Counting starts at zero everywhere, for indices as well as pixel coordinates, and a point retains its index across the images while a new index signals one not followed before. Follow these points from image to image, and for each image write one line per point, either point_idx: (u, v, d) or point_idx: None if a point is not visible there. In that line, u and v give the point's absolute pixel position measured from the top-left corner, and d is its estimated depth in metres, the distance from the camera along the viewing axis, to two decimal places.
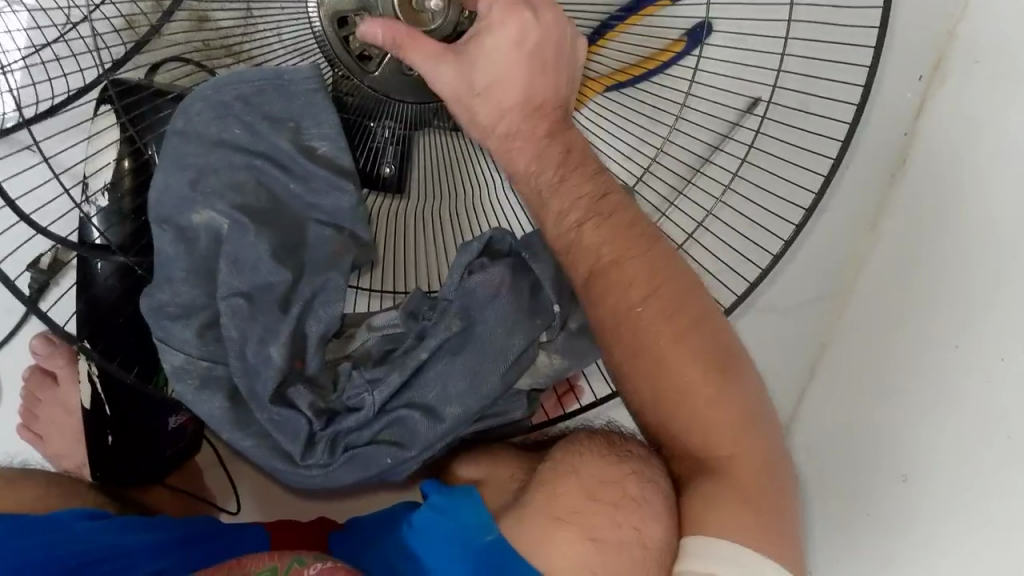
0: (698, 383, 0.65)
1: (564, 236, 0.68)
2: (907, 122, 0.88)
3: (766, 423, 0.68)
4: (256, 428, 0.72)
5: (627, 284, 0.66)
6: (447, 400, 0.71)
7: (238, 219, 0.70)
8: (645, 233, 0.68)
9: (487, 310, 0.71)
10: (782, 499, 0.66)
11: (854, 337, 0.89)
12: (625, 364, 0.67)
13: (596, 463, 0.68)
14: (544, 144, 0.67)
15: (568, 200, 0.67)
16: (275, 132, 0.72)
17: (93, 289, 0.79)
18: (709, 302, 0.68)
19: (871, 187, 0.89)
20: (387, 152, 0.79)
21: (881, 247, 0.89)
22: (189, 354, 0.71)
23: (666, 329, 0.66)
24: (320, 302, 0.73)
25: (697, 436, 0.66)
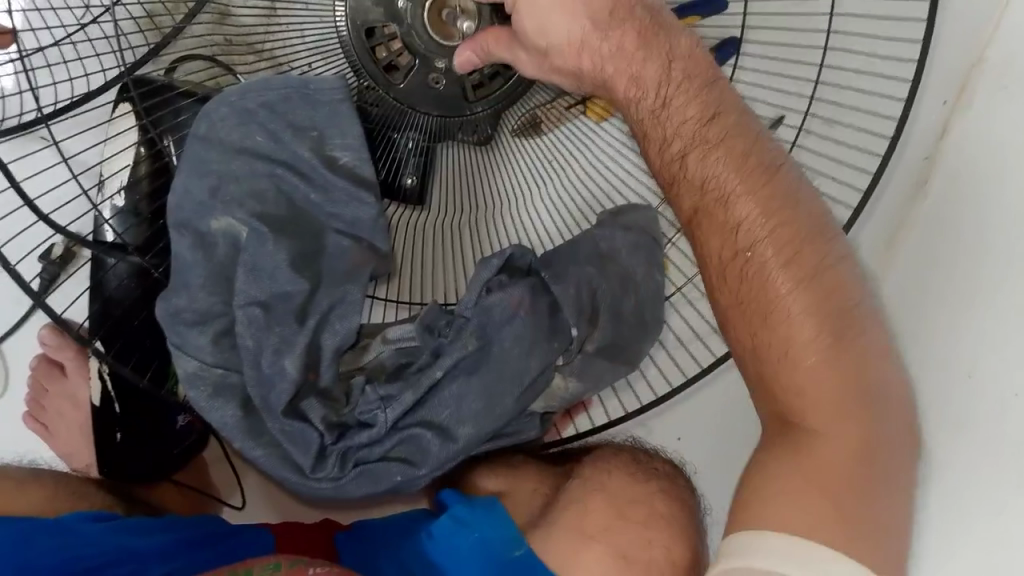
0: (807, 340, 0.59)
1: (670, 167, 0.62)
2: (928, 147, 0.81)
3: (880, 391, 0.60)
4: (268, 439, 0.72)
5: (739, 225, 0.60)
6: (460, 420, 0.70)
7: (256, 228, 0.69)
8: (765, 165, 0.61)
9: (503, 331, 0.70)
10: (883, 492, 0.59)
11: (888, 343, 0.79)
12: (728, 310, 0.62)
13: (623, 480, 0.71)
14: (637, 63, 0.59)
15: (675, 124, 0.60)
16: (297, 141, 0.71)
17: (106, 291, 0.78)
18: (838, 247, 0.62)
19: (887, 212, 0.83)
20: (410, 164, 0.78)
21: (899, 263, 0.81)
22: (204, 360, 0.71)
23: (779, 278, 0.60)
24: (336, 315, 0.72)
25: (790, 399, 0.60)
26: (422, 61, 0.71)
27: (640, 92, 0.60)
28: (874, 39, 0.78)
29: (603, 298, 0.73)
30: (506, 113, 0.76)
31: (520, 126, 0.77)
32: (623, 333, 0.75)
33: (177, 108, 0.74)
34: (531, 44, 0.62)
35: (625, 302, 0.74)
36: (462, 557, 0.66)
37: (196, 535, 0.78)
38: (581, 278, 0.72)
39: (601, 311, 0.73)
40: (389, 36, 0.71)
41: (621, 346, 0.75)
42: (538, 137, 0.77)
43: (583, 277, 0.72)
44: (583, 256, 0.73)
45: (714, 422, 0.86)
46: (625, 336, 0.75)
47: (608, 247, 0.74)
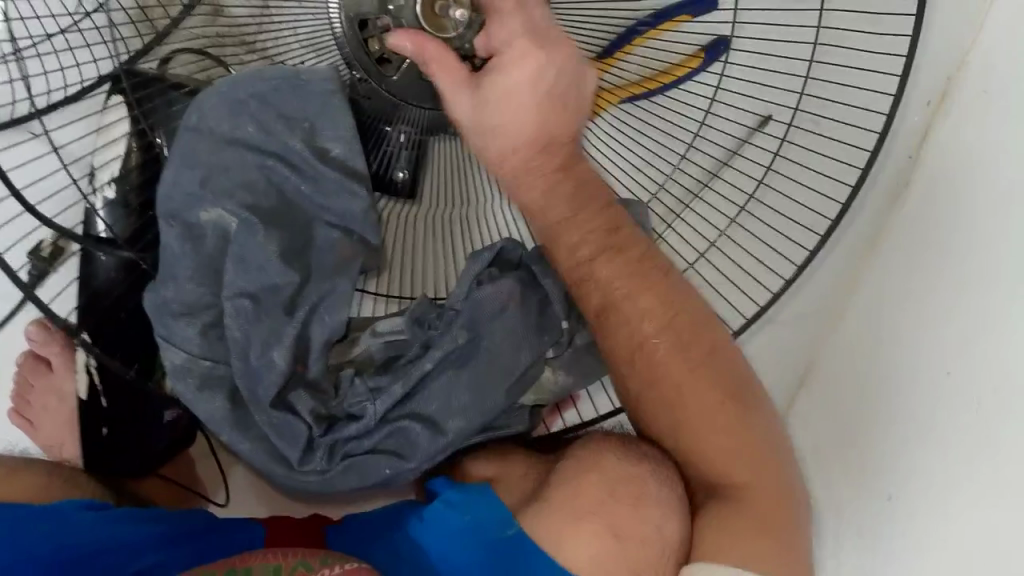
0: (713, 412, 0.69)
1: (579, 270, 0.70)
2: (912, 145, 0.86)
3: (776, 447, 0.70)
4: (255, 431, 0.71)
5: (642, 318, 0.69)
6: (449, 413, 0.70)
7: (246, 218, 0.69)
8: (655, 268, 0.70)
9: (493, 325, 0.70)
10: (797, 535, 0.68)
11: (843, 356, 0.88)
12: (640, 396, 0.71)
13: (619, 462, 0.68)
14: (553, 179, 0.67)
15: (580, 234, 0.69)
16: (289, 131, 0.71)
17: (95, 282, 0.78)
18: (722, 330, 0.72)
19: (865, 228, 0.88)
20: (401, 157, 0.77)
21: (875, 273, 0.87)
22: (191, 352, 0.71)
23: (679, 363, 0.69)
24: (325, 307, 0.72)
25: (705, 463, 0.69)
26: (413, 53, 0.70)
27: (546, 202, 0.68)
28: (855, 40, 0.82)
29: None
30: None
31: None
32: None
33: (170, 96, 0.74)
34: (471, 116, 0.65)
35: None
36: (454, 540, 0.67)
37: (189, 526, 0.78)
38: None
39: None
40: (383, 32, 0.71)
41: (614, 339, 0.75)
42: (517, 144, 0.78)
43: None
44: None
45: None
46: None
47: None
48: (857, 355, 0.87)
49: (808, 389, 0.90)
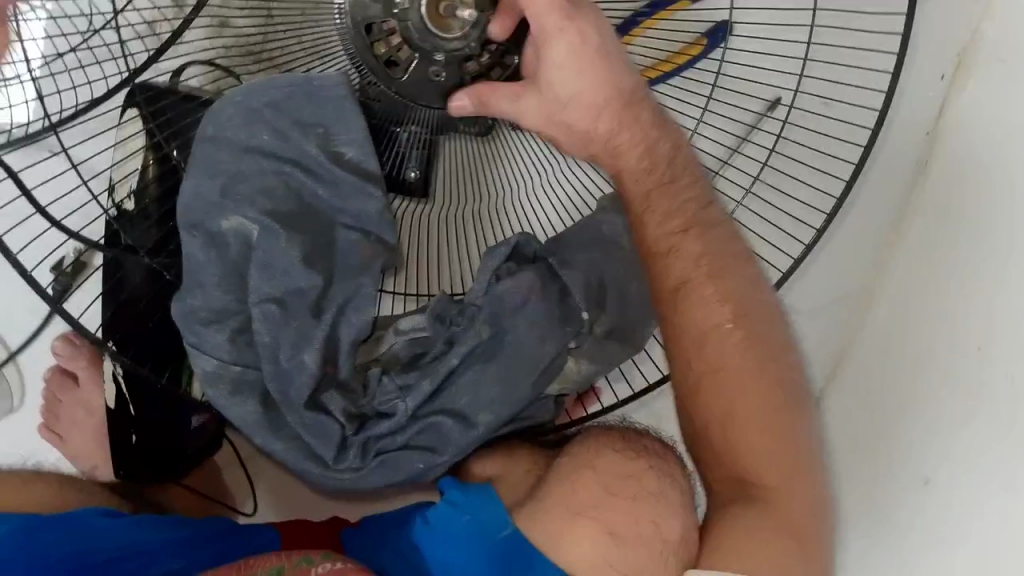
0: (771, 412, 0.70)
1: (667, 240, 0.71)
2: (929, 122, 0.90)
3: (818, 458, 0.72)
4: (287, 432, 0.73)
5: (716, 303, 0.71)
6: (478, 406, 0.72)
7: (268, 224, 0.70)
8: (740, 257, 0.73)
9: (516, 318, 0.72)
10: (820, 544, 0.69)
11: (875, 334, 0.93)
12: (703, 378, 0.71)
13: (614, 458, 0.74)
14: (651, 139, 0.69)
15: (671, 205, 0.71)
16: (304, 138, 0.72)
17: (121, 291, 0.79)
18: (786, 333, 0.74)
19: (890, 204, 0.93)
20: (413, 156, 0.79)
21: (903, 253, 0.92)
22: (221, 358, 0.72)
23: (747, 353, 0.70)
24: (351, 307, 0.73)
25: (745, 460, 0.70)
26: (421, 55, 0.72)
27: (649, 155, 0.70)
28: (847, 32, 0.86)
29: (610, 281, 0.76)
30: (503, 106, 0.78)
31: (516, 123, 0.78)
32: (632, 316, 0.78)
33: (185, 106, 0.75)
34: (550, 91, 0.68)
35: (631, 288, 0.77)
36: (456, 540, 0.70)
37: (209, 530, 0.80)
38: (588, 263, 0.75)
39: (608, 293, 0.76)
40: (388, 40, 0.72)
41: (630, 327, 0.78)
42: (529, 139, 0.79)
43: (588, 261, 0.75)
44: (589, 241, 0.76)
45: None
46: (632, 319, 0.78)
47: (612, 231, 0.77)
48: (894, 337, 0.90)
49: (837, 381, 0.95)
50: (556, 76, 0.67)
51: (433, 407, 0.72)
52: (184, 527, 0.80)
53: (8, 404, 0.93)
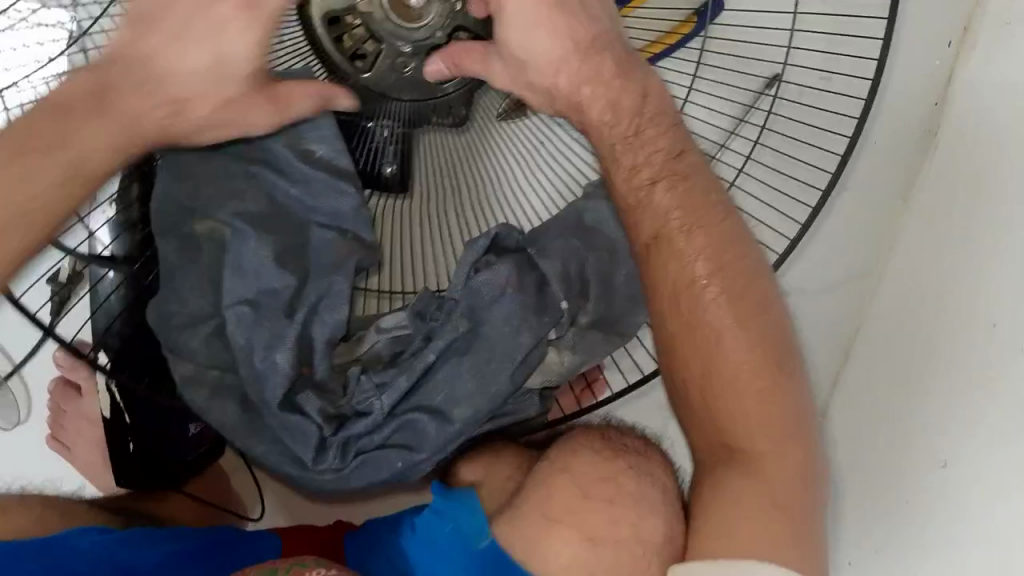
0: (753, 370, 0.69)
1: (638, 194, 0.71)
2: (938, 92, 0.89)
3: (808, 419, 0.71)
4: (267, 434, 0.72)
5: (693, 258, 0.70)
6: (455, 401, 0.70)
7: (238, 226, 0.70)
8: (714, 206, 0.71)
9: (493, 311, 0.70)
10: (810, 507, 0.69)
11: (886, 310, 0.91)
12: (678, 335, 0.70)
13: (591, 460, 0.71)
14: (616, 91, 0.68)
15: (637, 159, 0.70)
16: (272, 137, 0.72)
17: (110, 299, 0.82)
18: (772, 288, 0.72)
19: (893, 175, 0.91)
20: (388, 152, 0.77)
21: (909, 226, 0.91)
22: (198, 361, 0.71)
23: (729, 310, 0.70)
24: (324, 306, 0.72)
25: (728, 424, 0.69)
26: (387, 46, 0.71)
27: (610, 110, 0.69)
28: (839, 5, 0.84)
29: (593, 270, 0.74)
30: (479, 95, 0.76)
31: (494, 108, 0.77)
32: (619, 304, 0.75)
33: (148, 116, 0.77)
34: (509, 55, 0.68)
35: (616, 275, 0.75)
36: (435, 550, 0.69)
37: (201, 546, 0.79)
38: (567, 251, 0.73)
39: (591, 284, 0.74)
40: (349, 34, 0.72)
41: (615, 315, 0.75)
42: (511, 122, 0.77)
43: (569, 250, 0.73)
44: (569, 229, 0.74)
45: None
46: (618, 308, 0.75)
47: (594, 218, 0.75)
48: (908, 309, 0.88)
49: (852, 359, 0.93)
50: (517, 31, 0.66)
51: (413, 403, 0.70)
52: (175, 541, 0.79)
53: (15, 417, 0.94)
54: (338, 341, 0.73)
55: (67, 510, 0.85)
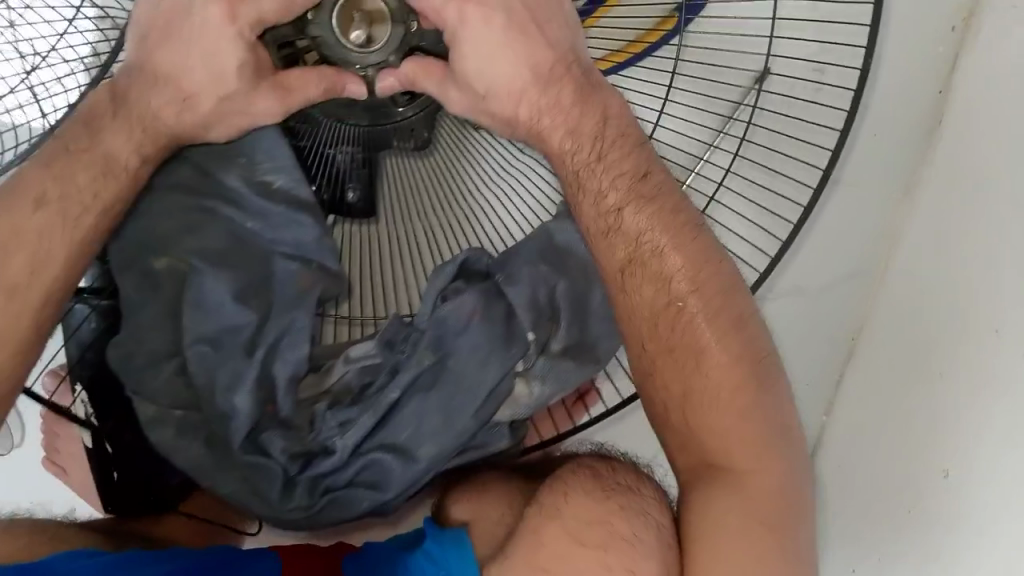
0: (733, 389, 0.68)
1: (606, 219, 0.69)
2: (942, 80, 0.83)
3: (791, 431, 0.70)
4: (233, 471, 0.69)
5: (671, 278, 0.69)
6: (421, 440, 0.68)
7: (196, 266, 0.69)
8: (685, 224, 0.70)
9: (460, 341, 0.69)
10: (799, 519, 0.68)
11: (888, 313, 0.87)
12: (659, 359, 0.70)
13: (584, 502, 0.71)
14: (576, 118, 0.68)
15: (607, 182, 0.69)
16: (226, 169, 0.69)
17: (76, 332, 0.80)
18: (750, 301, 0.71)
19: (895, 171, 0.86)
20: (350, 177, 0.74)
21: (915, 221, 0.86)
22: (161, 403, 0.70)
23: (709, 328, 0.69)
24: (284, 345, 0.70)
25: (713, 442, 0.69)
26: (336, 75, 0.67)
27: (570, 139, 0.69)
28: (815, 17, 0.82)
29: (565, 296, 0.71)
30: (442, 115, 0.73)
31: (458, 130, 0.74)
32: (596, 327, 0.73)
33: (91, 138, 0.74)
34: (467, 84, 0.66)
35: (592, 295, 0.72)
36: None
37: (197, 564, 0.75)
38: (536, 277, 0.70)
39: (562, 310, 0.71)
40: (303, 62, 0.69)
41: (590, 340, 0.73)
42: (477, 144, 0.75)
43: (538, 276, 0.70)
44: (538, 253, 0.71)
45: None
46: (592, 334, 0.72)
47: (566, 241, 0.72)
48: (909, 309, 0.85)
49: (857, 359, 0.90)
50: (473, 54, 0.65)
51: (377, 441, 0.69)
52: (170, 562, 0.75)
53: (11, 441, 0.94)
54: (306, 372, 0.71)
55: (56, 534, 0.83)
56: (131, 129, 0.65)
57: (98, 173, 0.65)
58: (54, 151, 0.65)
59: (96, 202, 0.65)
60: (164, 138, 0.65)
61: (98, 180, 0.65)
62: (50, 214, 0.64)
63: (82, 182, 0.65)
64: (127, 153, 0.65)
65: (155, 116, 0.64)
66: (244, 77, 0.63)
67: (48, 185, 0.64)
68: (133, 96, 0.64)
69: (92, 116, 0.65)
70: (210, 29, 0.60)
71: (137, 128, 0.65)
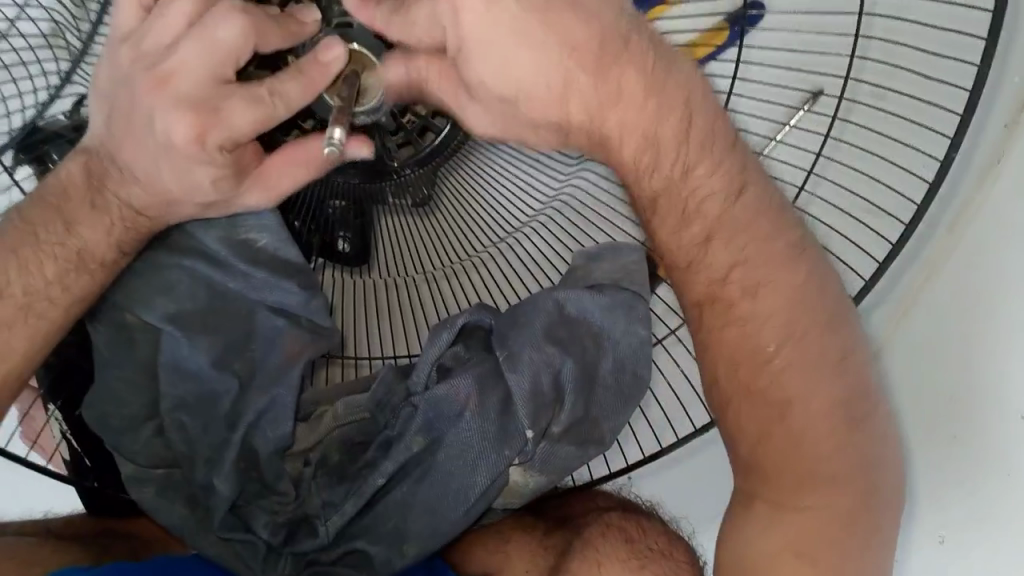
0: (817, 433, 0.60)
1: (690, 252, 0.62)
2: (1010, 110, 0.64)
3: (878, 466, 0.61)
4: (213, 540, 0.66)
5: (766, 320, 0.61)
6: (405, 535, 0.65)
7: (171, 332, 0.64)
8: (793, 251, 0.61)
9: (452, 429, 0.65)
10: (862, 556, 0.60)
11: (920, 357, 0.68)
12: (737, 402, 0.61)
13: (619, 574, 0.62)
14: (654, 124, 0.56)
15: (688, 206, 0.60)
16: (208, 229, 0.63)
17: (61, 362, 0.69)
18: (853, 338, 0.62)
19: (951, 187, 0.66)
20: (342, 226, 0.69)
21: (959, 258, 0.67)
22: (140, 463, 0.67)
23: (806, 378, 0.60)
24: (266, 421, 0.66)
25: (776, 480, 0.60)
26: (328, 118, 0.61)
27: (644, 144, 0.57)
28: (906, 50, 0.66)
29: (571, 378, 0.64)
30: (443, 171, 0.68)
31: (460, 181, 0.69)
32: (602, 401, 0.66)
33: (65, 143, 0.68)
34: None
35: (603, 365, 0.66)
36: None
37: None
38: (540, 362, 0.64)
39: (568, 394, 0.65)
40: (288, 122, 0.63)
41: (593, 415, 0.66)
42: (482, 194, 0.69)
43: (542, 359, 0.64)
44: (545, 327, 0.65)
45: (707, 484, 0.75)
46: (598, 408, 0.66)
47: (576, 309, 0.65)
48: (941, 358, 0.67)
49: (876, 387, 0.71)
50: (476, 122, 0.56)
51: (363, 528, 0.66)
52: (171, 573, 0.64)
53: None
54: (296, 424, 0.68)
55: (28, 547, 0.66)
56: (109, 223, 0.59)
57: (71, 261, 0.60)
58: (21, 237, 0.60)
59: (65, 295, 0.60)
60: (142, 229, 0.60)
61: (69, 273, 0.60)
62: (12, 306, 0.59)
63: (50, 276, 0.60)
64: (102, 247, 0.60)
65: (130, 211, 0.59)
66: (244, 181, 0.56)
67: (12, 274, 0.59)
68: (109, 188, 0.58)
69: (61, 198, 0.59)
70: (176, 147, 0.52)
71: (116, 225, 0.59)
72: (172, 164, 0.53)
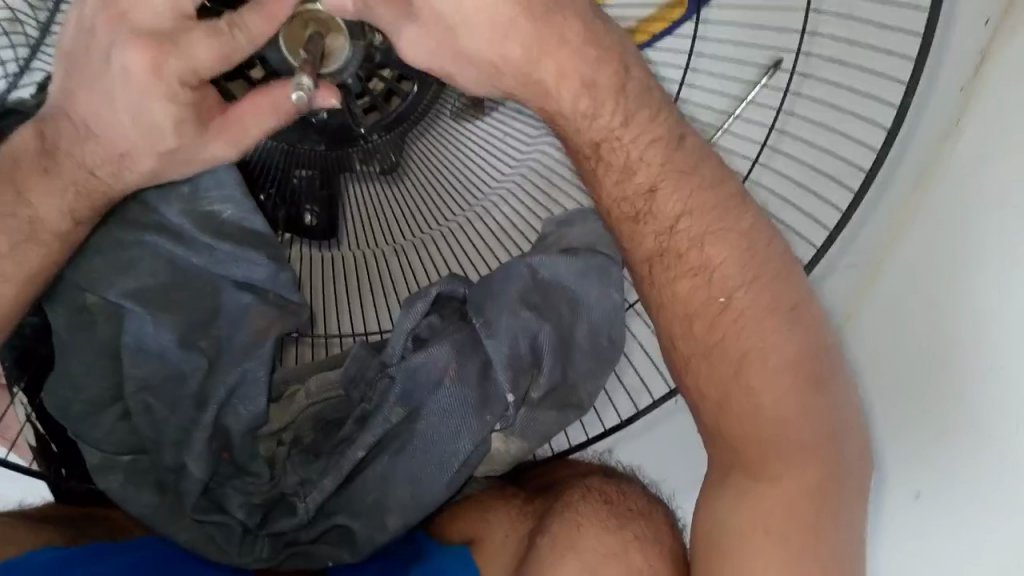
0: (777, 391, 0.59)
1: (637, 202, 0.60)
2: (965, 69, 0.64)
3: (840, 433, 0.60)
4: (187, 524, 0.64)
5: (716, 267, 0.60)
6: (386, 508, 0.64)
7: (132, 309, 0.62)
8: (731, 202, 0.61)
9: (430, 400, 0.64)
10: (835, 525, 0.58)
11: (883, 310, 0.69)
12: (693, 359, 0.61)
13: (598, 535, 0.62)
14: (599, 69, 0.56)
15: (642, 149, 0.59)
16: (169, 201, 0.62)
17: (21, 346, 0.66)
18: (803, 289, 0.62)
19: (909, 143, 0.67)
20: (308, 199, 0.68)
21: (920, 214, 0.67)
22: (106, 450, 0.64)
23: (762, 324, 0.60)
24: (238, 398, 0.64)
25: (750, 448, 0.59)
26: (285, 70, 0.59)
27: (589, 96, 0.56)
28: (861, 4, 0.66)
29: (548, 342, 0.64)
30: (411, 137, 0.67)
31: (427, 146, 0.67)
32: (579, 364, 0.66)
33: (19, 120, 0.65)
34: None
35: (577, 329, 0.65)
36: None
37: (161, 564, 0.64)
38: (517, 328, 0.63)
39: (544, 359, 0.64)
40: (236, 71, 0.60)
41: (571, 378, 0.66)
42: (449, 160, 0.68)
43: (518, 326, 0.63)
44: (519, 291, 0.64)
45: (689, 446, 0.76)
46: (575, 373, 0.66)
47: (550, 274, 0.64)
48: (903, 309, 0.68)
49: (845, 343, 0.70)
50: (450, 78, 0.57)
51: (341, 504, 0.65)
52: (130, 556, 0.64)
53: None
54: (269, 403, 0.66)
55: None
56: (63, 187, 0.57)
57: (23, 233, 0.58)
58: None
59: (18, 271, 0.59)
60: (96, 194, 0.58)
61: (19, 244, 0.58)
62: None
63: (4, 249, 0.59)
64: (57, 215, 0.58)
65: (85, 172, 0.57)
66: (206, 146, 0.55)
67: None
68: (61, 150, 0.56)
69: (12, 166, 0.58)
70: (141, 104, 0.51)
71: (66, 188, 0.57)
72: (129, 105, 0.52)
